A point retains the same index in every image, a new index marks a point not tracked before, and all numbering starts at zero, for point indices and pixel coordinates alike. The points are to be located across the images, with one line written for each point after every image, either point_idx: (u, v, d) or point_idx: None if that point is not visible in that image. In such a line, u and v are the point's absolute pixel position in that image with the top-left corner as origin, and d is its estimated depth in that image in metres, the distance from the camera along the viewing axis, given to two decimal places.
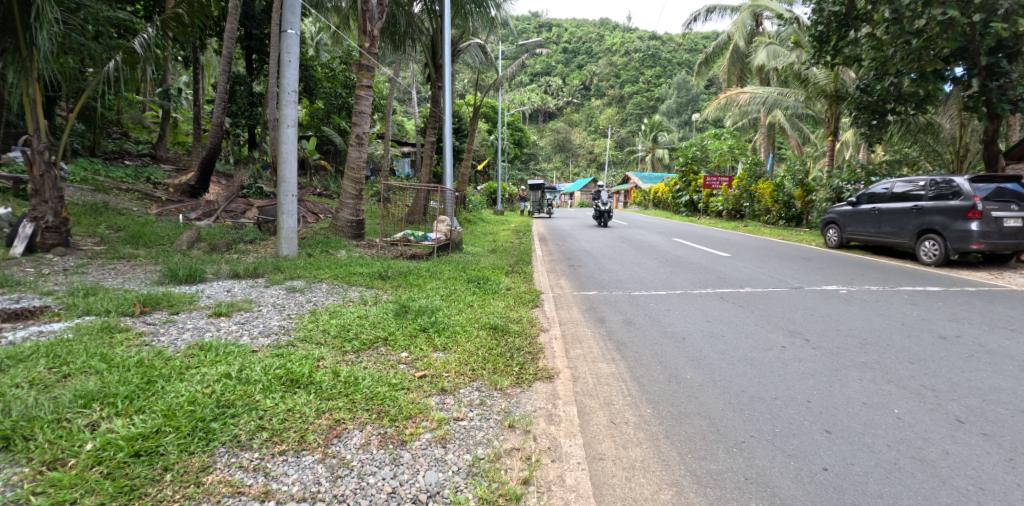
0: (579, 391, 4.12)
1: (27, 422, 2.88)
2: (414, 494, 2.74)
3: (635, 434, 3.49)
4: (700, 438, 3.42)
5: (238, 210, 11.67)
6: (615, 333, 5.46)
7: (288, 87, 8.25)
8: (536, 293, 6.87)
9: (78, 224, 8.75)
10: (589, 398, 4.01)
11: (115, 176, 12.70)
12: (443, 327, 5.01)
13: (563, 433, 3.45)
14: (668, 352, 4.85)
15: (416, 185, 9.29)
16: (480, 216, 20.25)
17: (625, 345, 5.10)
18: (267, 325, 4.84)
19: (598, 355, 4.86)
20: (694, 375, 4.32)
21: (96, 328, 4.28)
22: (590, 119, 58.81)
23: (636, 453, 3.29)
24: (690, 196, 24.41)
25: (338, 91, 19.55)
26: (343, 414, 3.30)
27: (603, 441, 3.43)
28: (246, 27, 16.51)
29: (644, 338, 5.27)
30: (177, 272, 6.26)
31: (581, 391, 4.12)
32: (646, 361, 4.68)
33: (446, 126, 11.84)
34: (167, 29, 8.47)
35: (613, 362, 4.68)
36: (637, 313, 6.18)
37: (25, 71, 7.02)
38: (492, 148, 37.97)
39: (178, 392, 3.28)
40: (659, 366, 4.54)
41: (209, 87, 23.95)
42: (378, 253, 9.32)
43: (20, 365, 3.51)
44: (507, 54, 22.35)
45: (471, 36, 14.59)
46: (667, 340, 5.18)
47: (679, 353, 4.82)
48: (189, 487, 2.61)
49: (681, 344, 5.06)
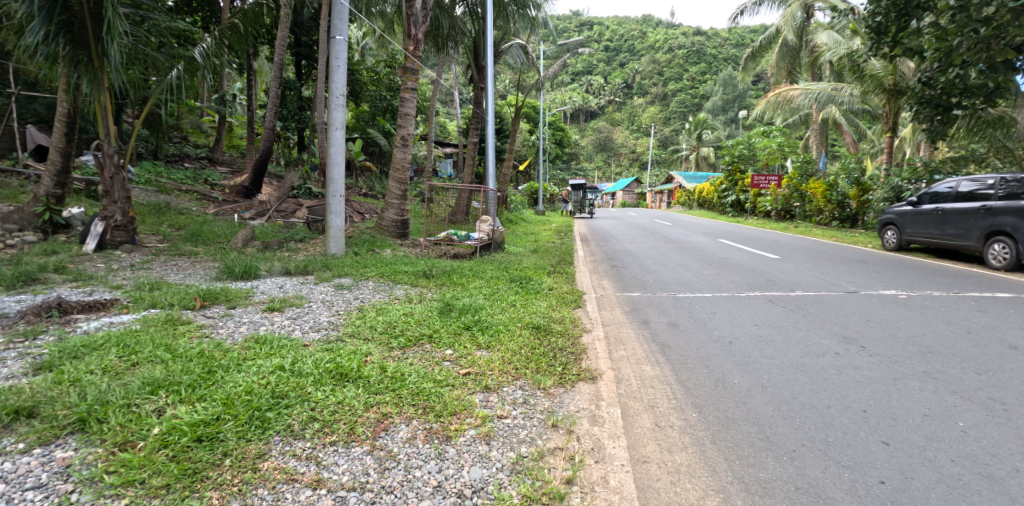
0: (623, 392, 4.07)
1: (101, 406, 3.05)
2: (458, 489, 2.78)
3: (679, 438, 3.43)
4: (749, 444, 3.33)
5: (289, 210, 12.07)
6: (659, 336, 5.36)
7: (336, 91, 8.51)
8: (579, 294, 6.84)
9: (143, 224, 9.21)
10: (632, 400, 3.95)
11: (176, 178, 13.36)
12: (486, 325, 5.05)
13: (607, 435, 3.42)
14: (716, 356, 4.72)
15: (458, 186, 9.38)
16: (521, 217, 20.31)
17: (670, 348, 5.00)
18: (317, 320, 4.99)
19: (643, 356, 4.80)
20: (742, 380, 4.21)
21: (161, 320, 4.51)
22: (632, 118, 57.60)
23: (681, 458, 3.22)
24: (737, 196, 23.66)
25: (383, 94, 19.99)
26: (389, 408, 3.37)
27: (647, 443, 3.38)
28: (296, 34, 17.12)
29: (690, 341, 5.16)
30: (234, 268, 6.53)
31: (625, 392, 4.07)
32: (691, 364, 4.58)
33: (490, 124, 11.72)
34: (223, 38, 9.01)
35: (657, 364, 4.60)
36: (682, 315, 6.05)
37: (97, 82, 7.46)
38: (532, 148, 37.81)
39: (236, 382, 3.42)
40: (705, 370, 4.44)
41: (261, 92, 25.00)
42: (422, 252, 9.51)
43: (93, 353, 3.72)
44: (549, 53, 22.32)
45: (513, 36, 14.66)
46: (713, 343, 5.05)
47: (726, 357, 4.70)
48: (246, 472, 2.71)
49: (728, 347, 4.95)
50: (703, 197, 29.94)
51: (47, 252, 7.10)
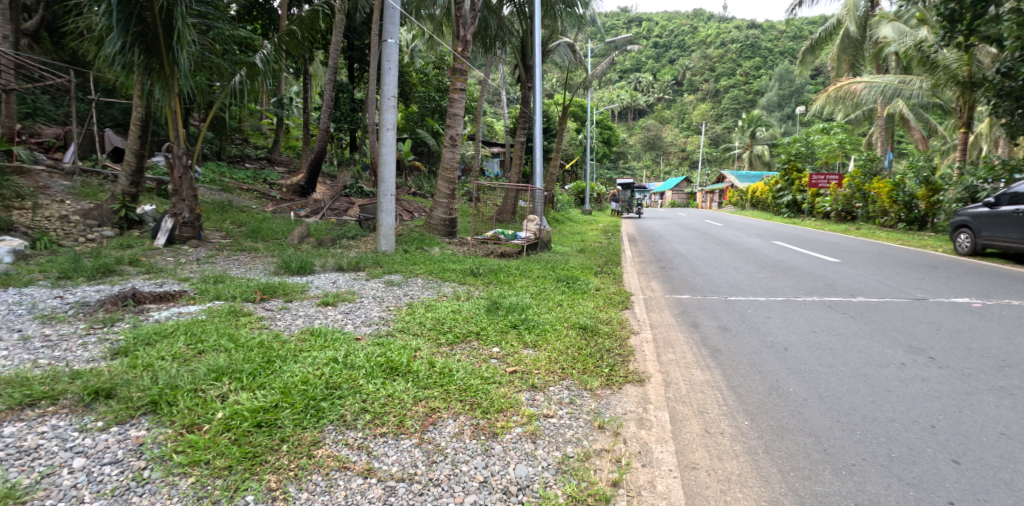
0: (671, 396, 3.99)
1: (171, 391, 3.22)
2: (504, 486, 2.79)
3: (731, 446, 3.33)
4: (804, 456, 3.20)
5: (341, 208, 12.44)
6: (710, 340, 5.22)
7: (388, 92, 8.70)
8: (626, 295, 6.75)
9: (208, 221, 9.70)
10: (681, 404, 3.86)
11: (238, 177, 14.00)
12: (533, 324, 5.05)
13: (654, 439, 3.35)
14: (770, 363, 4.56)
15: (505, 185, 9.43)
16: (567, 216, 20.22)
17: (721, 352, 4.86)
18: (368, 315, 5.13)
19: (692, 360, 4.68)
20: (797, 388, 4.05)
21: (224, 311, 4.73)
22: (682, 116, 56.23)
23: (731, 467, 3.12)
24: (793, 196, 22.79)
25: (432, 95, 20.33)
26: (437, 403, 3.42)
27: (696, 449, 3.30)
28: (349, 38, 17.64)
29: (742, 346, 5.00)
30: (290, 264, 6.79)
31: (673, 396, 3.99)
32: (744, 370, 4.44)
33: (537, 124, 11.70)
34: (282, 45, 9.44)
35: (708, 369, 4.49)
36: (734, 319, 5.87)
37: (168, 88, 7.90)
38: (579, 147, 37.53)
39: (293, 372, 3.55)
40: (758, 377, 4.30)
41: (315, 96, 25.88)
42: (469, 250, 9.62)
43: (164, 341, 3.94)
44: (597, 51, 22.13)
45: (560, 35, 14.63)
46: (767, 349, 4.88)
47: (781, 364, 4.53)
48: (302, 458, 2.81)
49: (782, 354, 4.77)
50: (757, 197, 28.97)
51: (123, 246, 7.58)
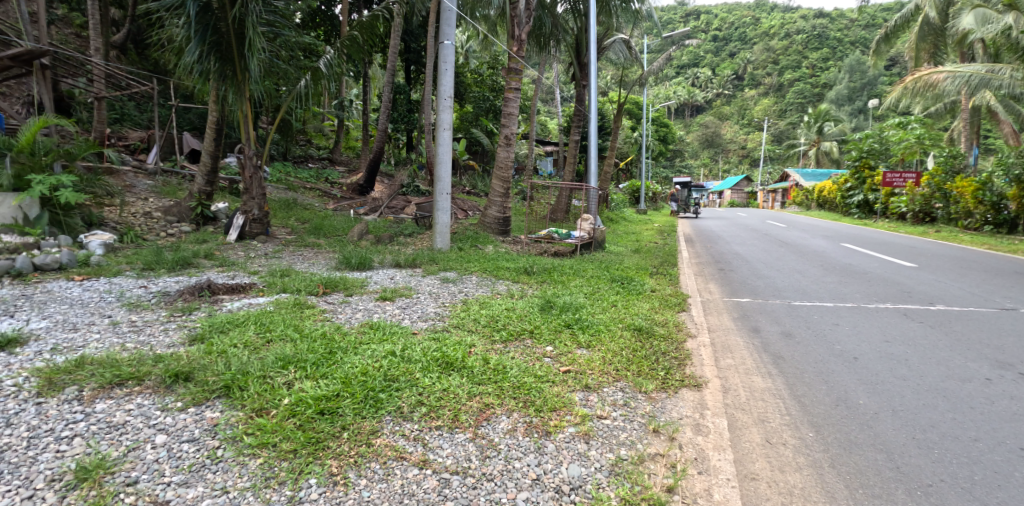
0: (730, 403, 3.85)
1: (241, 376, 3.39)
2: (557, 484, 2.79)
3: (794, 458, 3.18)
4: (875, 473, 3.02)
5: (398, 206, 12.74)
6: (771, 346, 5.01)
7: (444, 93, 8.85)
8: (683, 296, 6.58)
9: (275, 218, 10.17)
10: (740, 412, 3.73)
11: (301, 177, 14.59)
12: (587, 324, 5.01)
13: (711, 446, 3.26)
14: (838, 373, 4.34)
15: (559, 184, 9.40)
16: (622, 216, 19.94)
17: (784, 359, 4.66)
18: (425, 310, 5.23)
19: (752, 367, 4.51)
20: (868, 401, 3.83)
21: (290, 303, 4.94)
22: (743, 112, 54.23)
23: (794, 479, 2.99)
24: (864, 195, 21.60)
25: (486, 94, 20.54)
26: (491, 399, 3.45)
27: (756, 460, 3.17)
28: (406, 41, 18.06)
29: (807, 354, 4.78)
30: (350, 259, 7.01)
31: (732, 403, 3.86)
32: (809, 378, 4.25)
33: (592, 122, 11.59)
34: (343, 50, 9.78)
35: (769, 376, 4.31)
36: (799, 325, 5.62)
37: (240, 93, 8.33)
38: (634, 145, 36.94)
39: (353, 364, 3.67)
40: (824, 386, 4.09)
41: (374, 97, 26.65)
42: (523, 249, 9.66)
43: (235, 329, 4.16)
44: (653, 46, 21.71)
45: (616, 32, 14.45)
46: (835, 358, 4.64)
47: (850, 374, 4.30)
48: (362, 446, 2.89)
49: (852, 363, 4.52)
50: (824, 196, 27.61)
51: (199, 241, 8.07)
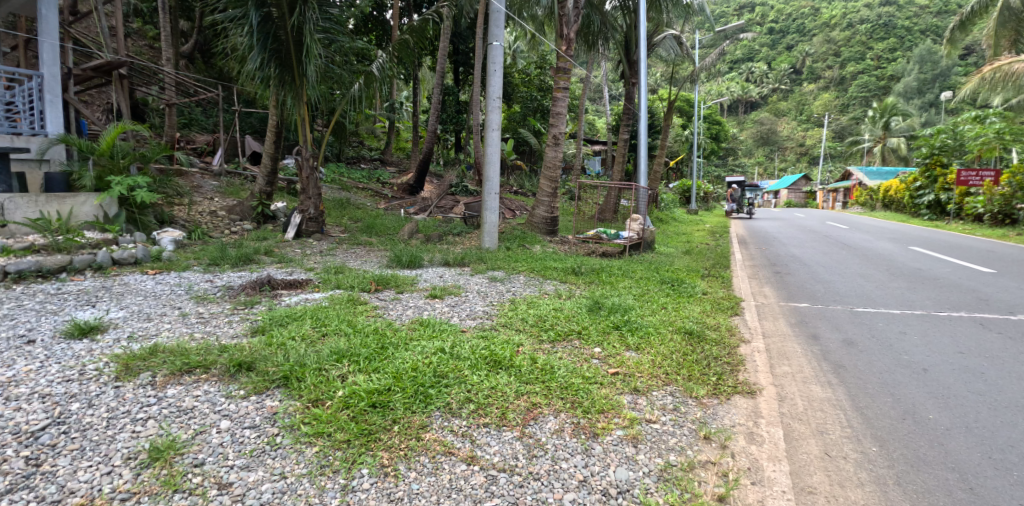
0: (786, 411, 3.71)
1: (299, 368, 3.53)
2: (604, 487, 2.76)
3: (855, 472, 3.03)
4: (945, 493, 2.84)
5: (447, 206, 12.93)
6: (832, 354, 4.79)
7: (492, 94, 8.91)
8: (736, 300, 6.39)
9: (330, 217, 10.51)
10: (797, 422, 3.58)
11: (354, 177, 15.02)
12: (636, 326, 4.94)
13: (766, 456, 3.14)
14: (904, 384, 4.11)
15: (608, 183, 9.30)
16: (672, 216, 19.54)
17: (845, 368, 4.45)
18: (473, 309, 5.29)
19: (811, 375, 4.33)
20: (938, 416, 3.61)
21: (344, 299, 5.10)
22: (801, 107, 52.22)
23: (855, 495, 2.84)
24: (936, 195, 20.37)
25: (534, 94, 20.59)
26: (539, 399, 3.45)
27: (814, 472, 3.04)
28: (454, 43, 18.32)
29: (870, 364, 4.54)
30: (401, 257, 7.17)
31: (789, 412, 3.71)
32: (872, 389, 4.04)
33: (642, 120, 11.40)
34: (395, 53, 10.05)
35: (828, 385, 4.13)
36: (862, 333, 5.35)
37: (298, 98, 8.66)
38: (685, 144, 36.10)
39: (404, 359, 3.75)
40: (889, 399, 3.88)
41: (423, 99, 27.11)
42: (570, 249, 9.63)
43: (293, 323, 4.33)
44: (705, 41, 21.20)
45: (666, 27, 14.16)
46: (901, 369, 4.39)
47: (918, 387, 4.06)
48: (411, 439, 2.95)
49: (920, 375, 4.27)
50: (890, 196, 26.19)
51: (260, 238, 8.44)
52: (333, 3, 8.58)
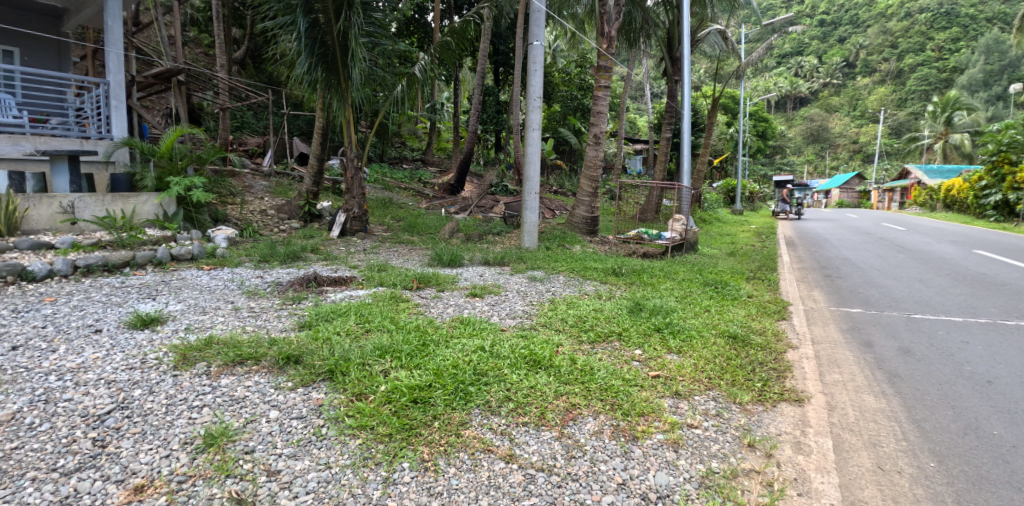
0: (836, 421, 3.57)
1: (344, 363, 3.62)
2: (643, 491, 2.73)
3: (910, 488, 2.89)
4: None
5: (487, 206, 13.02)
6: (886, 362, 4.58)
7: (533, 94, 8.92)
8: (783, 304, 6.18)
9: (373, 216, 10.74)
10: (848, 433, 3.44)
11: (397, 177, 15.29)
12: (678, 329, 4.85)
13: (813, 467, 3.04)
14: (966, 397, 3.89)
15: (650, 183, 9.17)
16: (716, 216, 19.08)
17: (901, 378, 4.26)
18: (513, 308, 5.31)
19: (863, 384, 4.15)
20: (1003, 432, 3.40)
21: (387, 297, 5.21)
22: (855, 103, 50.13)
23: None
24: (1003, 195, 19.19)
25: (574, 93, 20.51)
26: (578, 400, 3.43)
27: (865, 486, 2.92)
28: (495, 44, 18.42)
29: (929, 374, 4.32)
30: (442, 256, 7.27)
31: (839, 422, 3.57)
32: (930, 401, 3.85)
33: (686, 118, 11.16)
34: (437, 55, 10.18)
35: (882, 395, 3.95)
36: (919, 341, 5.10)
37: (343, 100, 8.88)
38: (731, 142, 35.20)
39: (445, 356, 3.80)
40: (949, 412, 3.69)
41: (464, 100, 27.36)
42: (610, 249, 9.55)
43: (338, 319, 4.45)
44: (751, 36, 20.62)
45: (711, 22, 13.82)
46: (963, 381, 4.17)
47: (981, 400, 3.84)
48: (452, 436, 2.99)
49: (984, 387, 4.04)
50: (952, 195, 24.82)
51: (307, 237, 8.71)
52: (376, 7, 8.72)
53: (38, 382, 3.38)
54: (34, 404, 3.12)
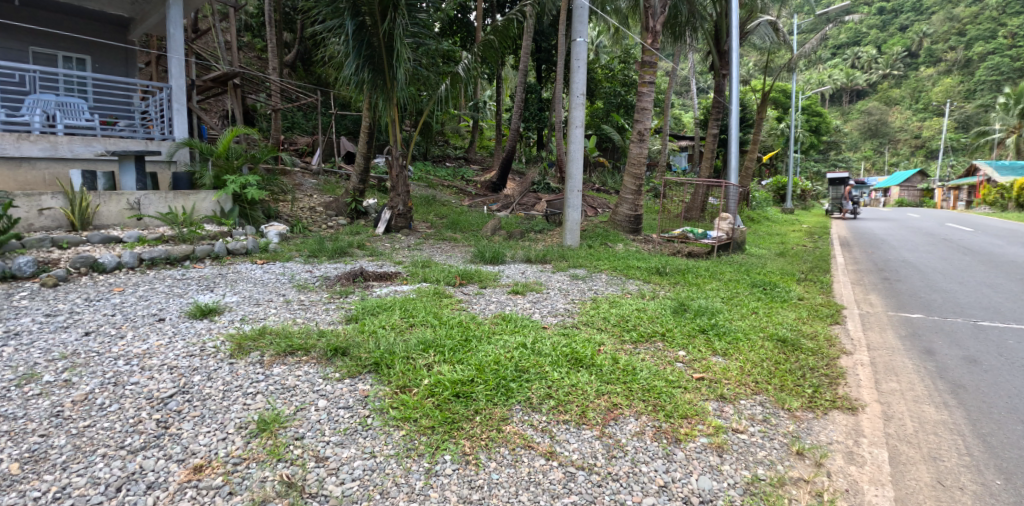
0: (893, 432, 3.41)
1: (389, 356, 3.70)
2: (685, 495, 2.68)
3: None
4: None
5: (529, 203, 13.04)
6: (949, 372, 4.35)
7: (576, 91, 8.86)
8: (837, 307, 5.94)
9: (417, 213, 10.93)
10: (906, 445, 3.28)
11: (440, 175, 15.50)
12: (724, 331, 4.73)
13: (866, 479, 2.91)
14: None
15: (695, 180, 8.97)
16: (765, 215, 18.50)
17: (965, 389, 4.03)
18: (554, 306, 5.30)
19: (923, 394, 3.95)
20: None
21: (431, 292, 5.29)
22: (918, 95, 47.57)
23: None
24: None
25: (617, 90, 20.29)
26: (620, 399, 3.41)
27: (923, 501, 2.78)
28: (537, 41, 18.40)
29: (996, 386, 4.07)
30: (484, 253, 7.34)
31: (896, 432, 3.41)
32: (997, 415, 3.63)
33: (734, 113, 10.85)
34: (480, 54, 10.24)
35: (944, 407, 3.75)
36: (986, 350, 4.81)
37: (388, 100, 9.06)
38: (782, 138, 34.01)
39: (487, 352, 3.83)
40: (1018, 427, 3.47)
41: (507, 98, 27.46)
42: (654, 248, 9.41)
43: (384, 313, 4.55)
44: (804, 26, 19.88)
45: (761, 13, 13.38)
46: None
47: None
48: (493, 431, 3.02)
49: None
50: None
51: (353, 233, 8.94)
52: (421, 8, 8.86)
53: (108, 365, 3.61)
54: (104, 386, 3.33)
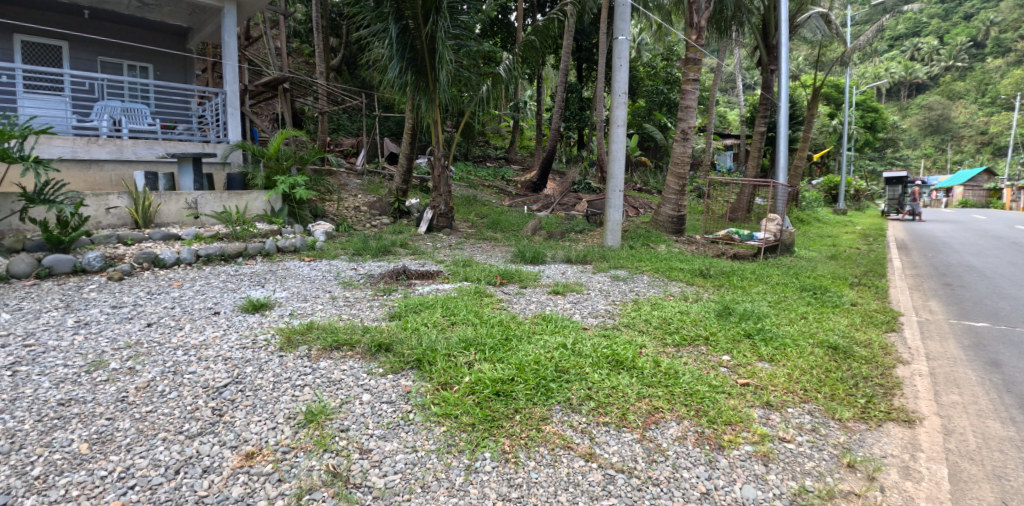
0: (954, 447, 3.24)
1: (431, 352, 3.76)
2: (728, 502, 2.62)
3: None
4: None
5: (570, 203, 12.99)
6: (1017, 385, 4.09)
7: (618, 90, 8.78)
8: (893, 314, 5.68)
9: (458, 213, 11.04)
10: (967, 461, 3.11)
11: (481, 176, 15.62)
12: (771, 336, 4.59)
13: (923, 495, 2.77)
14: None
15: (741, 179, 8.74)
16: (816, 215, 17.86)
17: None
18: (595, 307, 5.27)
19: (987, 408, 3.73)
20: None
21: (471, 291, 5.35)
22: (984, 88, 44.92)
23: None
24: None
25: (660, 88, 19.98)
26: (661, 403, 3.36)
27: None
28: (578, 40, 18.31)
29: None
30: (525, 253, 7.36)
31: (957, 448, 3.23)
32: None
33: (783, 110, 10.50)
34: (520, 54, 10.26)
35: (1011, 422, 3.53)
36: None
37: (430, 101, 9.19)
38: (835, 135, 32.70)
39: (527, 352, 3.84)
40: None
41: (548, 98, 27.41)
42: (698, 249, 9.23)
43: (426, 311, 4.63)
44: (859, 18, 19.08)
45: (812, 6, 12.93)
46: None
47: None
48: (532, 430, 3.02)
49: None
50: None
51: (396, 232, 9.12)
52: (462, 9, 8.95)
53: (168, 355, 3.80)
54: (165, 374, 3.51)
